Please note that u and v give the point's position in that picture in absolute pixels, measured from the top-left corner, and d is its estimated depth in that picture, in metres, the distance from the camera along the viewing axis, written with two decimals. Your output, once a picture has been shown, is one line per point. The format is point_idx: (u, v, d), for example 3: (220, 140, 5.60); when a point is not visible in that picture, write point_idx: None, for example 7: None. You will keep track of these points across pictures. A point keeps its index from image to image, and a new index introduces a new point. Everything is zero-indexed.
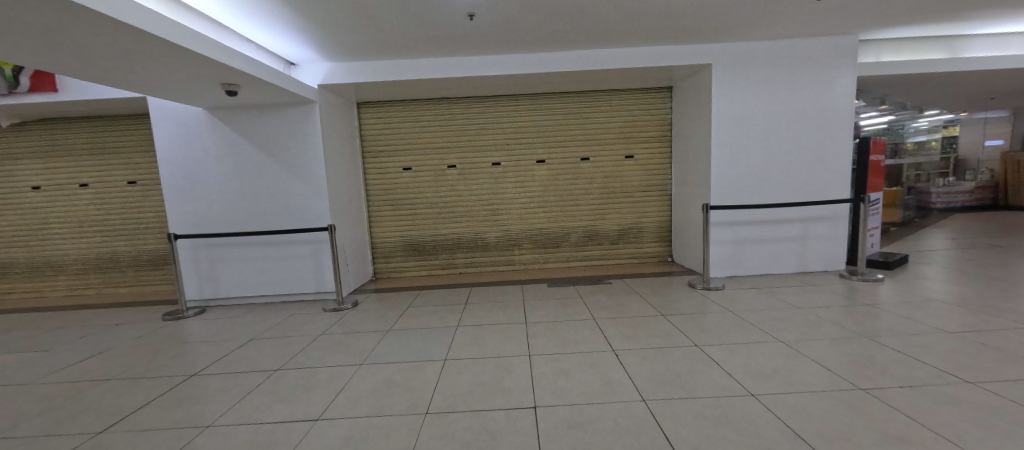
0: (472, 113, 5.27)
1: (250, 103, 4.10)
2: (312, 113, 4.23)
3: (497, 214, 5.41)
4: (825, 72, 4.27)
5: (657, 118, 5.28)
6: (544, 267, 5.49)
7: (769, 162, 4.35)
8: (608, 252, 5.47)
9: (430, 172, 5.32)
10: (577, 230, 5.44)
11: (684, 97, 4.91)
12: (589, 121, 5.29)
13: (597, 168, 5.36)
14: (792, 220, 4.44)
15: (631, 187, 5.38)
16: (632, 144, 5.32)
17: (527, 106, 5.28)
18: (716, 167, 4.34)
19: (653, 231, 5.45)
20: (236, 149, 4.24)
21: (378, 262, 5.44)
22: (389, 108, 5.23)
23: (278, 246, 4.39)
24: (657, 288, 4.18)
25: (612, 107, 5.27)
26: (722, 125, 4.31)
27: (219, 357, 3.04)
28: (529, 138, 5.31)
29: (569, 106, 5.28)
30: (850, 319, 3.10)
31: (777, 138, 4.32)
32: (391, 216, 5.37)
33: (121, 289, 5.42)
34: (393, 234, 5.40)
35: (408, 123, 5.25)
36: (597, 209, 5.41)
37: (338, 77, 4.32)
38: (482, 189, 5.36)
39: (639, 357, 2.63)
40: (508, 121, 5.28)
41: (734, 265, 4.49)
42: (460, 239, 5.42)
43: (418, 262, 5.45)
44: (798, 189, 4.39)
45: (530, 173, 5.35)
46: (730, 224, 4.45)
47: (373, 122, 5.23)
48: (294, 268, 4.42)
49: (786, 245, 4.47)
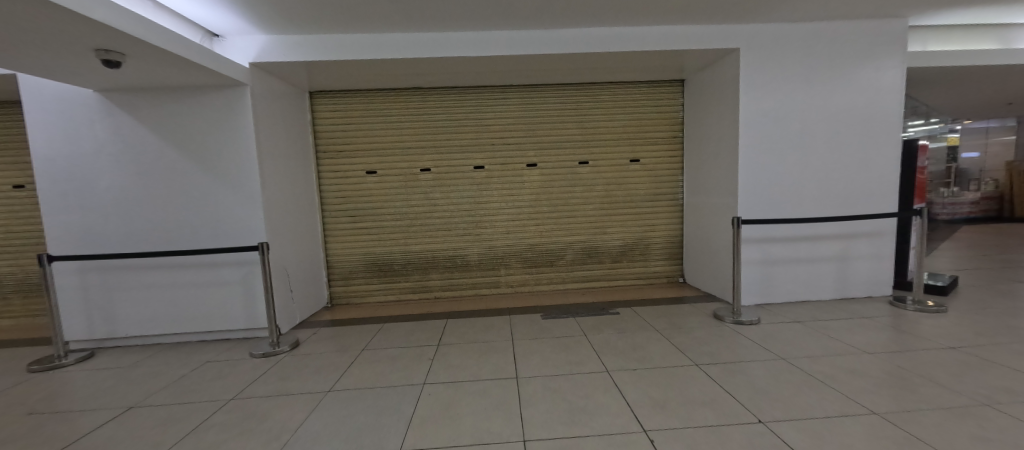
0: (452, 105, 4.43)
1: (158, 84, 3.15)
2: (243, 100, 3.28)
3: (479, 227, 4.54)
4: (870, 62, 3.61)
5: (666, 116, 4.57)
6: (535, 290, 4.64)
7: (806, 168, 3.64)
8: (609, 272, 4.67)
9: (399, 176, 4.43)
10: (574, 247, 4.62)
11: (700, 91, 4.20)
12: (588, 118, 4.52)
13: (597, 174, 4.57)
14: (832, 237, 3.72)
15: (636, 197, 4.61)
16: (638, 145, 4.57)
17: (516, 100, 4.47)
18: (744, 172, 3.60)
19: (662, 248, 4.68)
20: (140, 144, 3.28)
21: (335, 286, 4.49)
22: (349, 99, 4.34)
23: (198, 270, 3.42)
24: (677, 322, 3.38)
25: (614, 102, 4.52)
26: (751, 123, 3.57)
27: (64, 444, 2.05)
28: (517, 138, 4.50)
29: (565, 101, 4.50)
30: (944, 371, 2.34)
31: (815, 141, 3.63)
32: (352, 229, 4.45)
33: (4, 321, 4.28)
34: (354, 252, 4.47)
35: (373, 118, 4.37)
36: (597, 222, 4.62)
37: (276, 54, 3.36)
38: (461, 197, 4.50)
39: (685, 444, 1.79)
40: (492, 117, 4.46)
41: (765, 292, 3.74)
42: (435, 258, 4.53)
43: (384, 285, 4.52)
44: (838, 202, 3.69)
45: (518, 179, 4.53)
46: (762, 242, 3.68)
47: (330, 116, 4.33)
48: (219, 299, 3.44)
49: (826, 267, 3.75)
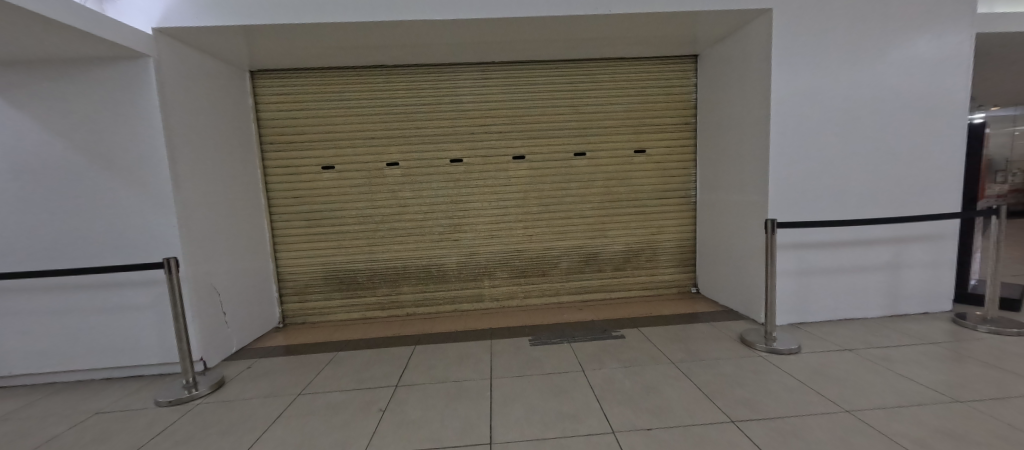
0: (423, 86, 3.73)
1: (30, 55, 2.44)
2: (145, 76, 2.57)
3: (458, 231, 3.86)
4: (932, 26, 2.92)
5: (675, 99, 3.89)
6: (524, 303, 3.98)
7: (852, 158, 2.97)
8: (610, 281, 4.01)
9: (361, 171, 3.74)
10: (570, 253, 3.95)
11: (718, 68, 3.52)
12: (585, 101, 3.84)
13: (596, 166, 3.89)
14: (880, 242, 3.07)
15: (642, 193, 3.94)
16: (644, 133, 3.89)
17: (500, 80, 3.78)
18: (776, 163, 2.93)
19: (671, 253, 4.02)
20: (14, 134, 2.57)
21: (289, 303, 3.82)
22: (299, 81, 3.64)
23: (98, 292, 2.72)
24: (696, 350, 2.72)
25: (615, 83, 3.84)
26: (785, 102, 2.90)
27: None
28: (501, 125, 3.81)
29: (557, 81, 3.81)
30: None
31: (863, 125, 2.96)
32: (307, 235, 3.77)
33: None
34: (310, 262, 3.79)
35: (329, 103, 3.67)
36: (597, 223, 3.94)
37: (187, 16, 2.64)
38: (436, 195, 3.81)
39: None
40: (471, 101, 3.78)
41: (800, 309, 3.08)
42: (406, 267, 3.86)
43: (346, 301, 3.84)
44: (889, 199, 3.03)
45: (503, 174, 3.84)
46: (797, 249, 3.02)
47: (277, 101, 3.64)
48: (126, 327, 2.76)
49: (873, 278, 3.10)
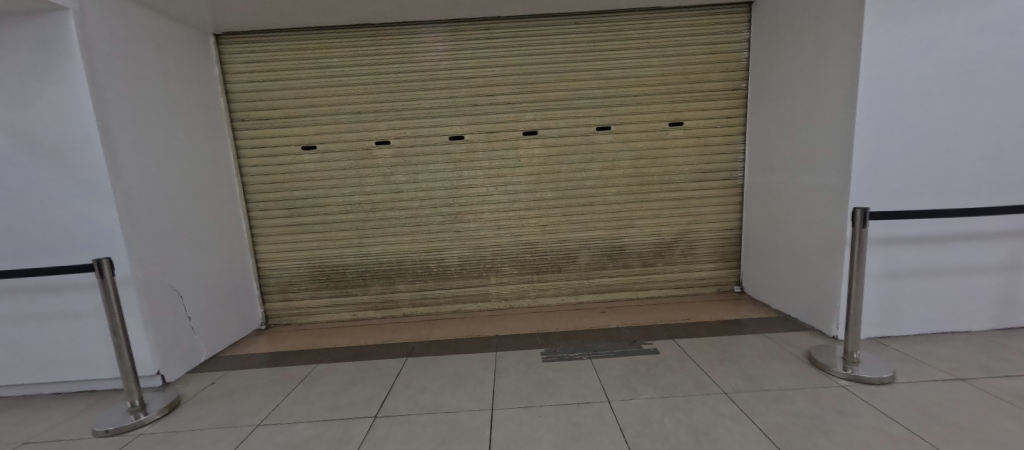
0: (417, 49, 3.15)
1: None
2: (67, 35, 2.07)
3: (460, 220, 3.33)
4: None
5: (722, 59, 3.19)
6: (536, 304, 3.46)
7: (967, 127, 2.27)
8: (638, 279, 3.43)
9: (347, 152, 3.23)
10: (590, 246, 3.38)
11: (781, 15, 2.80)
12: (611, 64, 3.19)
13: (622, 143, 3.27)
14: (995, 236, 2.38)
15: (678, 174, 3.30)
16: (681, 101, 3.22)
17: (507, 40, 3.16)
18: (863, 133, 2.25)
19: (711, 246, 3.40)
20: None
21: (272, 302, 3.41)
22: (274, 46, 3.11)
23: (36, 296, 2.33)
24: (753, 373, 2.14)
25: (647, 41, 3.17)
26: (879, 52, 2.19)
27: None
28: (509, 95, 3.21)
29: (577, 39, 3.17)
30: None
31: (984, 81, 2.23)
32: (287, 225, 3.30)
33: None
34: (293, 257, 3.34)
35: (308, 71, 3.14)
36: (622, 211, 3.34)
37: None
38: (434, 179, 3.28)
39: None
40: (473, 66, 3.18)
41: (884, 320, 2.44)
42: (401, 262, 3.37)
43: (335, 300, 3.40)
44: (1012, 181, 2.33)
45: (511, 153, 3.26)
46: (884, 245, 2.37)
47: (247, 70, 3.13)
48: (71, 337, 2.37)
49: (983, 282, 2.42)
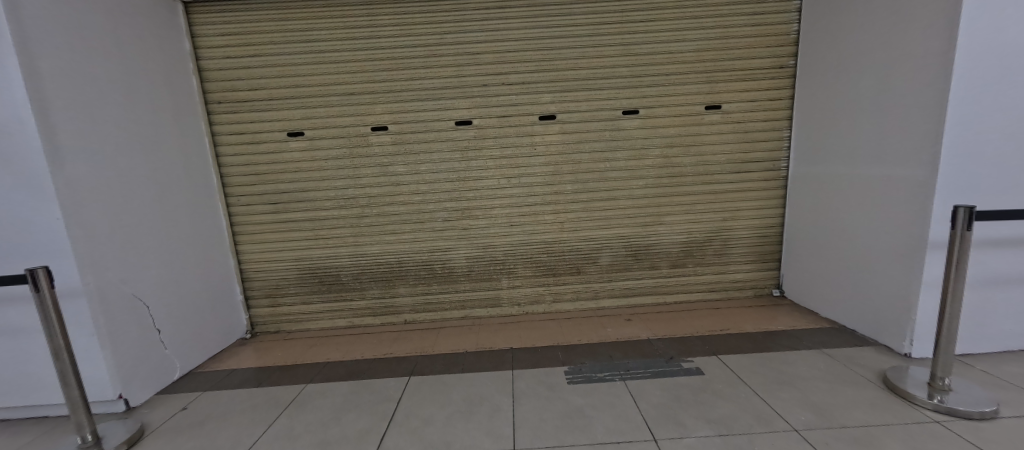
0: (418, 20, 2.74)
1: None
2: None
3: (467, 216, 2.96)
4: None
5: (767, 33, 2.79)
6: (553, 309, 3.11)
7: None
8: (666, 281, 3.08)
9: (339, 139, 2.84)
10: (614, 245, 3.02)
11: None
12: (641, 37, 2.79)
13: (652, 129, 2.88)
14: None
15: (713, 165, 2.92)
16: (719, 81, 2.83)
17: (522, 8, 2.75)
18: (957, 116, 1.86)
19: (748, 245, 3.05)
20: None
21: (259, 307, 3.06)
22: (254, 17, 2.71)
23: None
24: (822, 404, 1.79)
25: (682, 11, 2.76)
26: (987, 14, 1.79)
27: None
28: (524, 73, 2.81)
29: (602, 8, 2.76)
30: None
31: None
32: (273, 222, 2.94)
33: None
34: (280, 257, 2.98)
35: (293, 46, 2.74)
36: (650, 206, 2.97)
37: None
38: (438, 169, 2.90)
39: None
40: (483, 40, 2.77)
41: (965, 335, 2.10)
42: (402, 263, 3.01)
43: (328, 305, 3.05)
44: None
45: (526, 141, 2.88)
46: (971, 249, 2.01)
47: (224, 44, 2.73)
48: (15, 355, 2.02)
49: None
